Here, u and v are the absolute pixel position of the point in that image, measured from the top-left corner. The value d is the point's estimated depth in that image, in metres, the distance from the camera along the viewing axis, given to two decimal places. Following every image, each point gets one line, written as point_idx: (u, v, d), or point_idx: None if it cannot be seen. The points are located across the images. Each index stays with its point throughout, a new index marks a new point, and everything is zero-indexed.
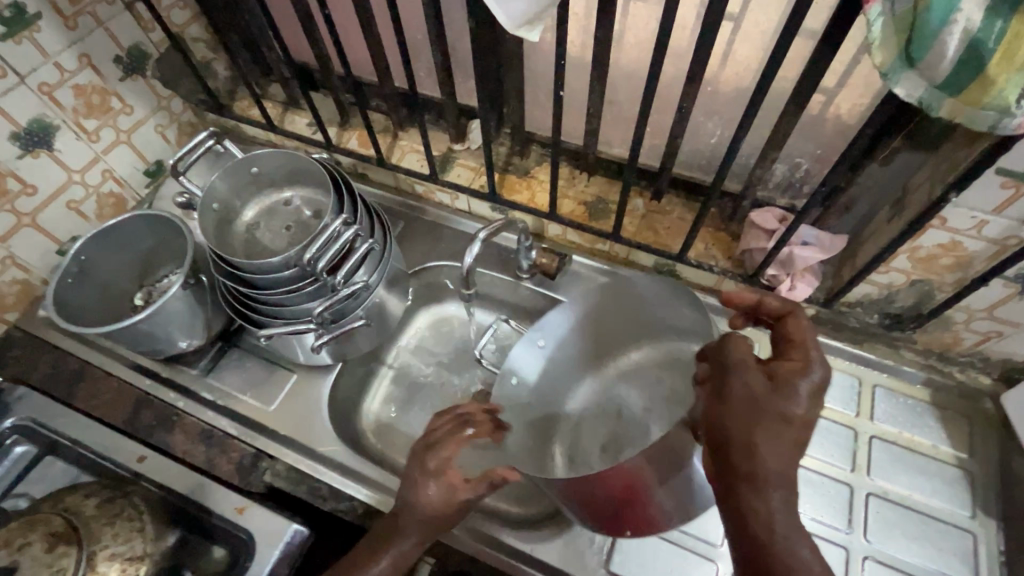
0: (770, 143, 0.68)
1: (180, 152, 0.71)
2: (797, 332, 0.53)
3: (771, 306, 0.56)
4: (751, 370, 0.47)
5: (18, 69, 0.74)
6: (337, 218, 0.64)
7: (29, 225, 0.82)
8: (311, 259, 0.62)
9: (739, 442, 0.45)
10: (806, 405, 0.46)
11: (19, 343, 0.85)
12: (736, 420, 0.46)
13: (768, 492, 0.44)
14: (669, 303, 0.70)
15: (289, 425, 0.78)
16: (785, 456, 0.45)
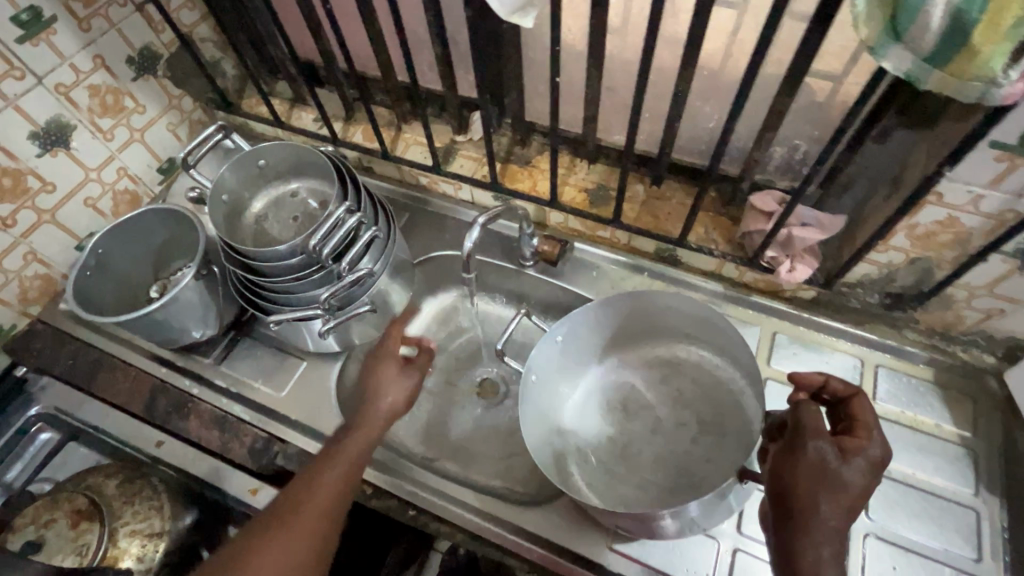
0: (767, 125, 0.68)
1: (188, 147, 0.74)
2: (860, 413, 0.58)
3: (835, 387, 0.60)
4: (820, 438, 0.53)
5: (36, 71, 0.78)
6: (341, 207, 0.66)
7: (49, 221, 0.85)
8: (316, 246, 0.64)
9: (801, 496, 0.51)
10: (862, 476, 0.52)
11: (41, 334, 0.88)
12: (799, 475, 0.52)
13: (818, 544, 0.50)
14: (709, 321, 0.71)
15: (298, 410, 0.80)
16: (840, 516, 0.50)
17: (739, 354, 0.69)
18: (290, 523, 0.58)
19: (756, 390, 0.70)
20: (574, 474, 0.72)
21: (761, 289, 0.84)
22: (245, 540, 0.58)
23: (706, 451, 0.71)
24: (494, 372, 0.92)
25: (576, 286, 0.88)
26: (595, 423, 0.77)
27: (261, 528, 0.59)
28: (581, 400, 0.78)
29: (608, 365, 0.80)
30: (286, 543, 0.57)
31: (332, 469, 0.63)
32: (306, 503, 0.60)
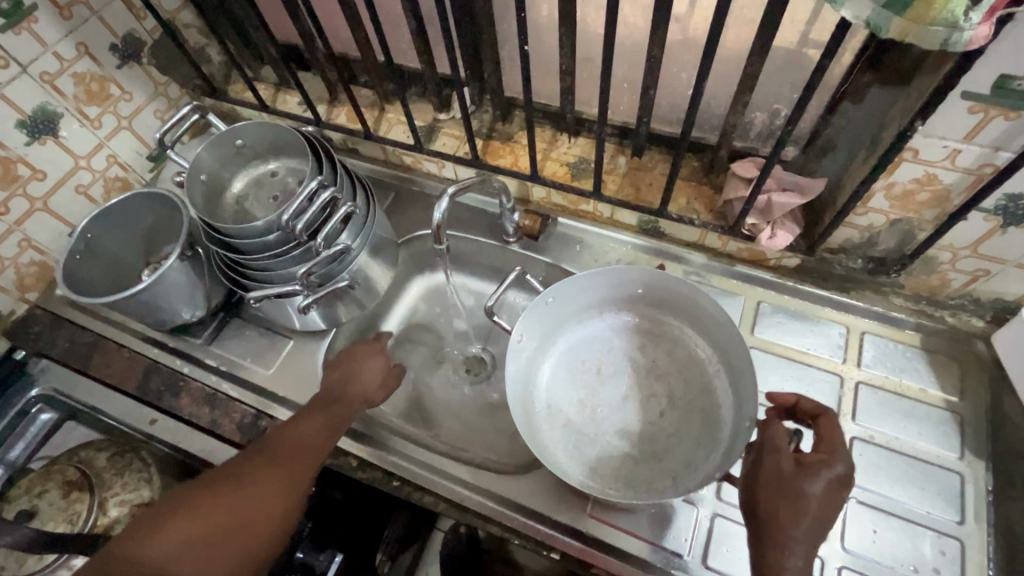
0: (742, 89, 0.67)
1: (165, 125, 0.77)
2: (828, 433, 0.57)
3: (806, 408, 0.60)
4: (777, 457, 0.55)
5: (20, 60, 0.79)
6: (314, 179, 0.67)
7: (42, 209, 0.87)
8: (290, 220, 0.65)
9: (766, 513, 0.53)
10: (828, 489, 0.53)
11: (39, 320, 0.90)
12: (762, 490, 0.54)
13: (786, 555, 0.51)
14: (703, 306, 0.71)
15: (285, 386, 0.82)
16: (806, 526, 0.52)
17: (730, 334, 0.69)
18: (282, 460, 0.62)
19: (737, 381, 0.70)
20: (541, 430, 0.72)
21: (745, 259, 0.83)
22: (237, 466, 0.62)
23: (671, 425, 0.72)
24: (481, 349, 0.93)
25: (559, 260, 0.88)
26: (567, 390, 0.76)
27: (253, 458, 0.63)
28: (554, 368, 0.77)
29: (589, 326, 0.79)
30: (276, 474, 0.61)
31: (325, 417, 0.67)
32: (299, 441, 0.65)
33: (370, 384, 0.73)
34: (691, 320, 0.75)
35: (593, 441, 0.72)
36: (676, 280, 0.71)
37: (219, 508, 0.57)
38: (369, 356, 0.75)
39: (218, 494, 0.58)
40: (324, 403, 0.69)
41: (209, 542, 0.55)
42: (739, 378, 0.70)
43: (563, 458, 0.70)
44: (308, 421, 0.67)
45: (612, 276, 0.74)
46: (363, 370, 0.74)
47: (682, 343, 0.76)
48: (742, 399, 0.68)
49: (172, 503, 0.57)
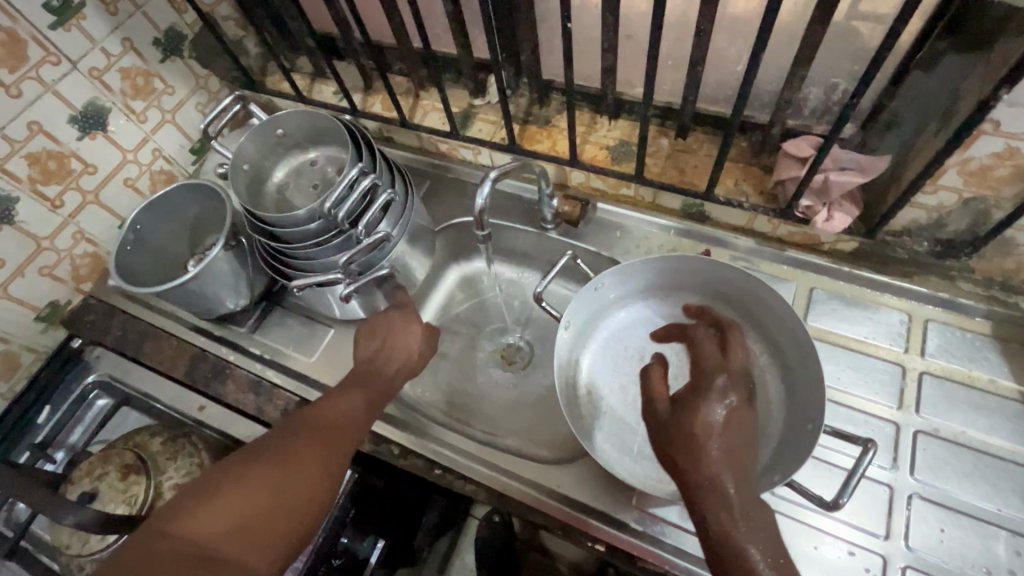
0: (799, 62, 0.63)
1: (208, 116, 0.78)
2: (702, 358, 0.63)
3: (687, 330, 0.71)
4: (662, 401, 0.59)
5: (70, 56, 0.81)
6: (354, 167, 0.67)
7: (94, 202, 0.90)
8: (331, 209, 0.65)
9: (682, 464, 0.53)
10: (730, 424, 0.54)
11: (92, 309, 0.93)
12: (674, 452, 0.54)
13: (726, 499, 0.50)
14: (760, 296, 0.67)
15: (328, 374, 0.83)
16: (721, 459, 0.52)
17: (790, 328, 0.65)
18: (319, 439, 0.63)
19: (793, 377, 0.66)
20: (582, 416, 0.71)
21: (796, 243, 0.79)
22: (271, 450, 0.61)
23: None
24: (518, 337, 0.93)
25: (599, 247, 0.86)
26: (608, 377, 0.74)
27: (286, 437, 0.63)
28: (594, 352, 0.76)
29: (633, 310, 0.76)
30: (313, 451, 0.61)
31: (362, 394, 0.68)
32: (334, 418, 0.65)
33: (403, 359, 0.72)
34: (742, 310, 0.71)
35: (635, 426, 0.71)
36: (733, 269, 0.67)
37: (257, 488, 0.58)
38: (404, 327, 0.74)
39: (257, 474, 0.59)
40: (361, 381, 0.69)
41: (249, 521, 0.56)
42: (797, 377, 0.66)
43: (605, 445, 0.69)
44: (345, 399, 0.67)
45: (664, 260, 0.70)
46: (399, 345, 0.73)
47: None
48: (800, 397, 0.64)
49: (207, 482, 0.58)
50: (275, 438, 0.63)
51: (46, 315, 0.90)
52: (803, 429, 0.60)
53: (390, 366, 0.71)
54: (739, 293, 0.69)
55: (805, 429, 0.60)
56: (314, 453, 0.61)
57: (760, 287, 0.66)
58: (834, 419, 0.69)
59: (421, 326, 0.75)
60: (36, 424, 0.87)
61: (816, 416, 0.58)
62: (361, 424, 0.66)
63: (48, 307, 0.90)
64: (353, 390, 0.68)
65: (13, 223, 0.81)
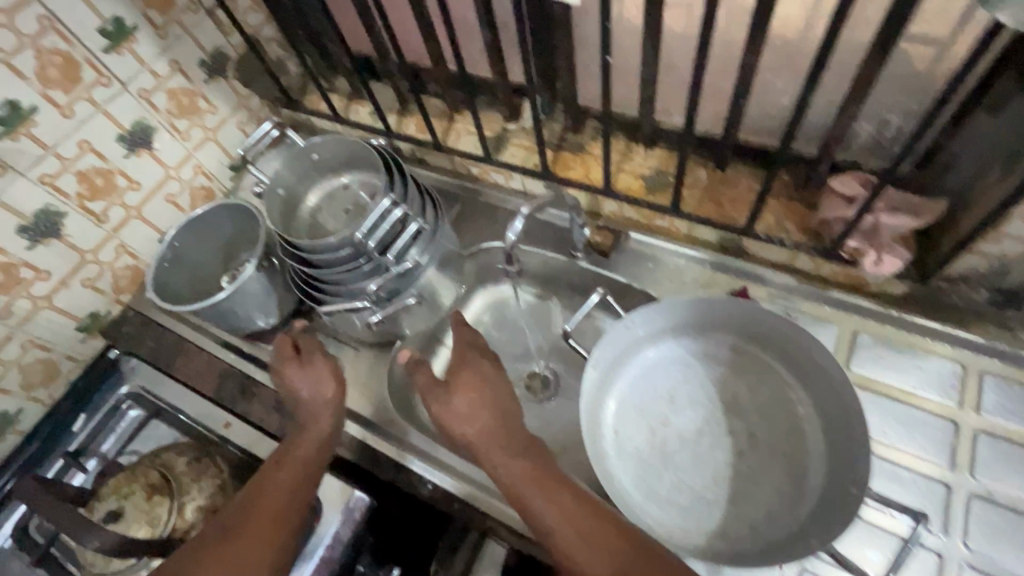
0: (850, 99, 0.60)
1: (248, 142, 0.80)
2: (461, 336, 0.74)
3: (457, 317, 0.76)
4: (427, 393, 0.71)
5: (122, 78, 0.84)
6: (387, 198, 0.68)
7: (136, 217, 0.93)
8: (363, 237, 0.66)
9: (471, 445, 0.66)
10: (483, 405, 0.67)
11: (131, 321, 0.96)
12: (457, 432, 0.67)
13: (523, 476, 0.63)
14: (798, 341, 0.64)
15: (353, 396, 0.84)
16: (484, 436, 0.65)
17: (835, 383, 0.62)
18: (248, 536, 0.63)
19: (834, 429, 0.63)
20: (607, 459, 0.68)
21: (841, 283, 0.76)
22: (203, 558, 0.62)
23: (752, 468, 0.66)
24: (545, 366, 0.91)
25: (630, 279, 0.84)
26: (634, 418, 0.71)
27: (218, 539, 0.63)
28: (619, 389, 0.72)
29: (663, 348, 0.73)
30: (240, 552, 0.62)
31: (289, 472, 0.68)
32: (260, 509, 0.65)
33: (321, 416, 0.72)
34: (784, 356, 0.68)
35: (662, 470, 0.68)
36: (783, 318, 0.64)
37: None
38: (285, 371, 0.74)
39: None
40: (285, 452, 0.70)
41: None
42: (840, 432, 0.62)
43: (629, 489, 0.67)
44: (274, 478, 0.67)
45: (699, 302, 0.68)
46: (303, 389, 0.73)
47: (767, 380, 0.69)
48: (843, 454, 0.61)
49: None
50: (200, 551, 0.62)
51: (87, 325, 0.92)
52: (846, 490, 0.58)
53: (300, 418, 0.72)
54: (784, 340, 0.66)
55: (848, 492, 0.57)
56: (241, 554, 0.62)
57: (807, 339, 0.63)
58: (881, 483, 0.65)
59: (286, 361, 0.74)
60: (72, 432, 0.90)
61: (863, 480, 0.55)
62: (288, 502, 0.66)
63: (89, 317, 0.92)
64: (276, 472, 0.68)
65: (60, 237, 0.84)
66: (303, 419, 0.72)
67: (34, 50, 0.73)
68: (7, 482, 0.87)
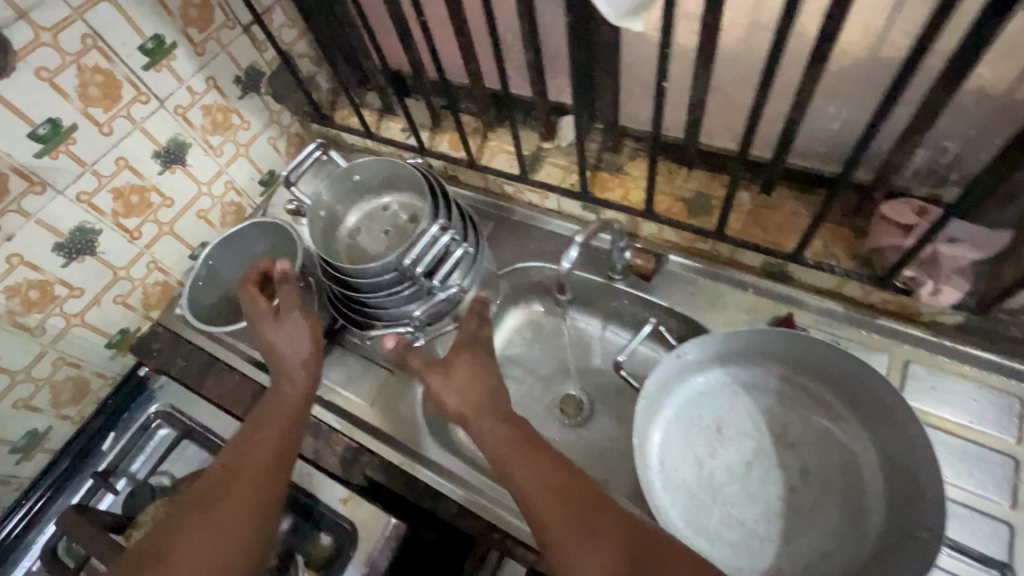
0: (912, 128, 0.59)
1: (292, 162, 0.77)
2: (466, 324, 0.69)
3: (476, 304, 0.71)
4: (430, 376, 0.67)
5: (160, 95, 0.84)
6: (434, 224, 0.66)
7: (168, 233, 0.92)
8: (411, 265, 0.65)
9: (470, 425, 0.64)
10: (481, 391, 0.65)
11: (160, 338, 0.95)
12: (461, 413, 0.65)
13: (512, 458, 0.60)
14: (858, 378, 0.63)
15: (386, 420, 0.83)
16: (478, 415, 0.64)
17: (897, 421, 0.60)
18: (227, 499, 0.62)
19: (894, 468, 0.61)
20: (655, 491, 0.66)
21: (888, 311, 0.74)
22: (182, 522, 0.61)
23: (805, 505, 0.64)
24: (577, 389, 0.89)
25: (672, 304, 0.82)
26: (680, 448, 0.69)
27: (198, 504, 0.62)
28: (665, 417, 0.70)
29: (709, 376, 0.71)
30: (221, 514, 0.61)
31: (270, 431, 0.68)
32: (241, 472, 0.64)
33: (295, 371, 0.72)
34: (838, 389, 0.66)
35: (710, 503, 0.66)
36: (846, 352, 0.62)
37: (175, 570, 0.57)
38: (264, 327, 0.73)
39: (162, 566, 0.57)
40: (266, 416, 0.69)
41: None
42: (900, 471, 0.61)
43: (678, 523, 0.64)
44: (254, 441, 0.67)
45: (753, 333, 0.66)
46: (282, 342, 0.72)
47: (819, 412, 0.67)
48: (905, 494, 0.59)
49: None
50: (178, 517, 0.61)
51: (116, 342, 0.92)
52: (913, 535, 0.56)
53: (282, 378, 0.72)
54: (841, 373, 0.64)
55: (917, 536, 0.55)
56: (224, 518, 0.61)
57: (868, 375, 0.61)
58: (957, 528, 0.63)
59: (264, 315, 0.73)
60: (100, 451, 0.89)
61: (937, 527, 0.53)
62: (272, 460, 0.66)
63: (119, 333, 0.91)
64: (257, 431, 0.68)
65: (94, 254, 0.83)
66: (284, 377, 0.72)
67: (76, 69, 0.73)
68: (34, 502, 0.86)
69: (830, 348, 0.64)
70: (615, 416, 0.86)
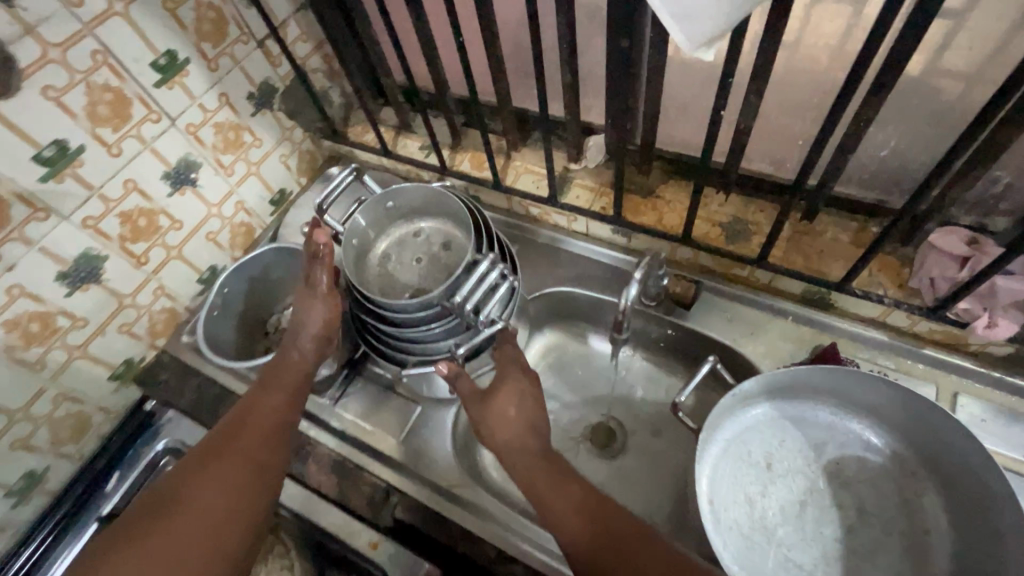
0: (975, 160, 0.57)
1: (327, 191, 0.71)
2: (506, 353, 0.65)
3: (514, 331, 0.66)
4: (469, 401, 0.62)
5: (171, 114, 0.79)
6: (486, 259, 0.64)
7: (177, 257, 0.87)
8: (462, 302, 0.62)
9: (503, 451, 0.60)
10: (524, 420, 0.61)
11: (167, 368, 0.90)
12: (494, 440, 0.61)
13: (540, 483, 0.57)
14: (928, 420, 0.60)
15: (414, 457, 0.78)
16: (515, 439, 0.60)
17: (966, 463, 0.58)
18: (234, 457, 0.60)
19: (960, 508, 0.60)
20: (712, 536, 0.62)
21: (934, 340, 0.72)
22: (187, 474, 0.59)
23: (864, 545, 0.62)
24: (607, 417, 0.86)
25: (713, 333, 0.79)
26: (731, 489, 0.66)
27: (202, 459, 0.60)
28: (713, 453, 0.66)
29: (757, 410, 0.68)
30: (229, 471, 0.59)
31: (278, 394, 0.67)
32: (250, 429, 0.63)
33: (306, 344, 0.69)
34: (895, 425, 0.64)
35: (766, 546, 0.63)
36: (911, 394, 0.60)
37: (181, 526, 0.55)
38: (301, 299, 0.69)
39: (167, 516, 0.55)
40: (273, 379, 0.68)
41: (189, 559, 0.54)
42: (967, 513, 0.59)
43: (737, 569, 0.61)
44: (262, 403, 0.66)
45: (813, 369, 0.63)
46: (312, 318, 0.69)
47: (873, 448, 0.66)
48: (979, 538, 0.57)
49: (114, 542, 0.54)
50: (180, 471, 0.59)
51: (120, 373, 0.86)
52: None
53: (299, 344, 0.69)
54: (899, 408, 0.62)
55: None
56: (231, 477, 0.59)
57: (935, 415, 0.59)
58: None
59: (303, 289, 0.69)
60: (104, 493, 0.84)
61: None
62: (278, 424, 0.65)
63: (123, 365, 0.86)
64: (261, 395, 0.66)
65: (99, 282, 0.78)
66: (301, 343, 0.69)
67: (85, 87, 0.68)
68: (33, 550, 0.80)
69: (891, 388, 0.62)
70: (650, 446, 0.83)
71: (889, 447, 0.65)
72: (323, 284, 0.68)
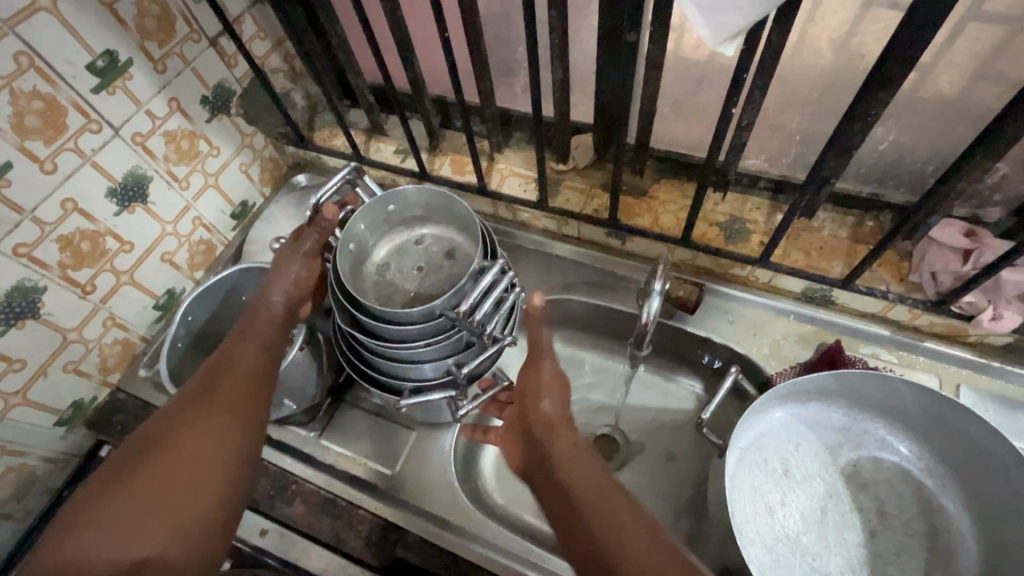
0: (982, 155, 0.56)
1: (321, 190, 0.64)
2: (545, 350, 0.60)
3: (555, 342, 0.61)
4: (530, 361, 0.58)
5: (113, 122, 0.69)
6: (495, 263, 0.59)
7: (128, 282, 0.78)
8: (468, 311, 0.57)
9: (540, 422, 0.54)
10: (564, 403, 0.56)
11: (123, 407, 0.80)
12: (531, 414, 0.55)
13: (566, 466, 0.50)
14: (954, 425, 0.60)
15: (414, 488, 0.72)
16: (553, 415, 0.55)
17: (994, 462, 0.58)
18: (214, 402, 0.56)
19: (983, 506, 0.60)
20: (743, 550, 0.59)
21: (935, 332, 0.72)
22: (164, 421, 0.54)
23: (890, 549, 0.61)
24: (611, 427, 0.83)
25: (717, 336, 0.77)
26: (755, 501, 0.63)
27: (178, 409, 0.55)
28: (734, 467, 0.64)
29: (772, 416, 0.66)
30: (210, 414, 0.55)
31: (253, 345, 0.62)
32: (228, 378, 0.58)
33: (277, 297, 0.65)
34: (912, 425, 0.64)
35: (796, 558, 0.61)
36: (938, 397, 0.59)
37: (163, 466, 0.50)
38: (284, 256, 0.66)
39: (149, 459, 0.51)
40: (245, 331, 0.63)
41: (177, 496, 0.49)
42: (991, 512, 0.59)
43: None
44: (237, 355, 0.61)
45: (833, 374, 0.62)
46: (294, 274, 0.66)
47: (889, 450, 0.65)
48: (1007, 538, 0.57)
49: (93, 493, 0.49)
50: (155, 421, 0.54)
51: (68, 418, 0.77)
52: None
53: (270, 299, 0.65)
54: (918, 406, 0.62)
55: None
56: (212, 420, 0.55)
57: (961, 416, 0.58)
58: None
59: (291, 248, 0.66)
60: None
61: None
62: (254, 388, 0.59)
63: (71, 408, 0.77)
64: (234, 353, 0.61)
65: (38, 316, 0.68)
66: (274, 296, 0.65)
67: (8, 93, 0.59)
68: None
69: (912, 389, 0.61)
70: (656, 455, 0.80)
71: (906, 448, 0.64)
72: (309, 244, 0.66)
